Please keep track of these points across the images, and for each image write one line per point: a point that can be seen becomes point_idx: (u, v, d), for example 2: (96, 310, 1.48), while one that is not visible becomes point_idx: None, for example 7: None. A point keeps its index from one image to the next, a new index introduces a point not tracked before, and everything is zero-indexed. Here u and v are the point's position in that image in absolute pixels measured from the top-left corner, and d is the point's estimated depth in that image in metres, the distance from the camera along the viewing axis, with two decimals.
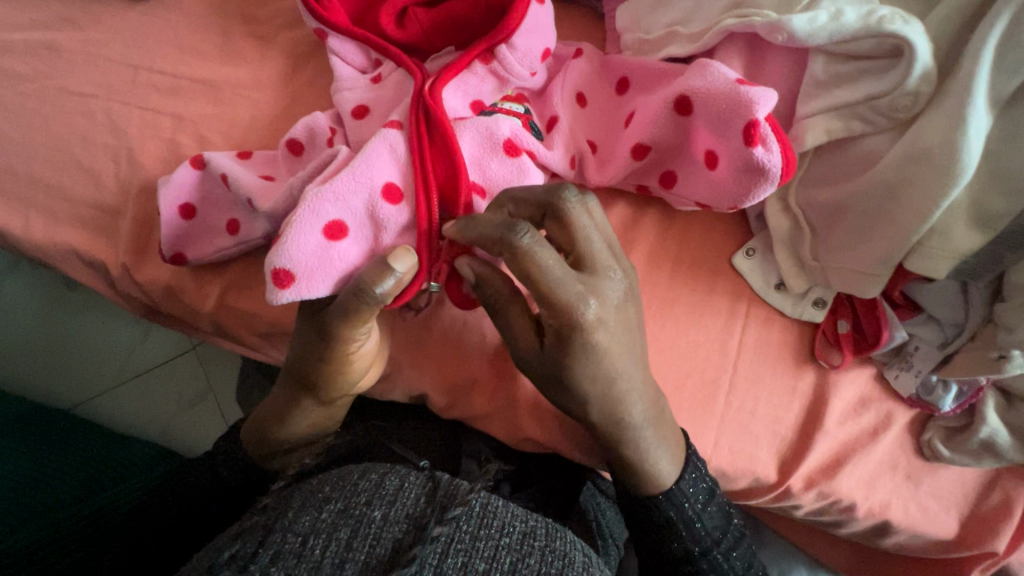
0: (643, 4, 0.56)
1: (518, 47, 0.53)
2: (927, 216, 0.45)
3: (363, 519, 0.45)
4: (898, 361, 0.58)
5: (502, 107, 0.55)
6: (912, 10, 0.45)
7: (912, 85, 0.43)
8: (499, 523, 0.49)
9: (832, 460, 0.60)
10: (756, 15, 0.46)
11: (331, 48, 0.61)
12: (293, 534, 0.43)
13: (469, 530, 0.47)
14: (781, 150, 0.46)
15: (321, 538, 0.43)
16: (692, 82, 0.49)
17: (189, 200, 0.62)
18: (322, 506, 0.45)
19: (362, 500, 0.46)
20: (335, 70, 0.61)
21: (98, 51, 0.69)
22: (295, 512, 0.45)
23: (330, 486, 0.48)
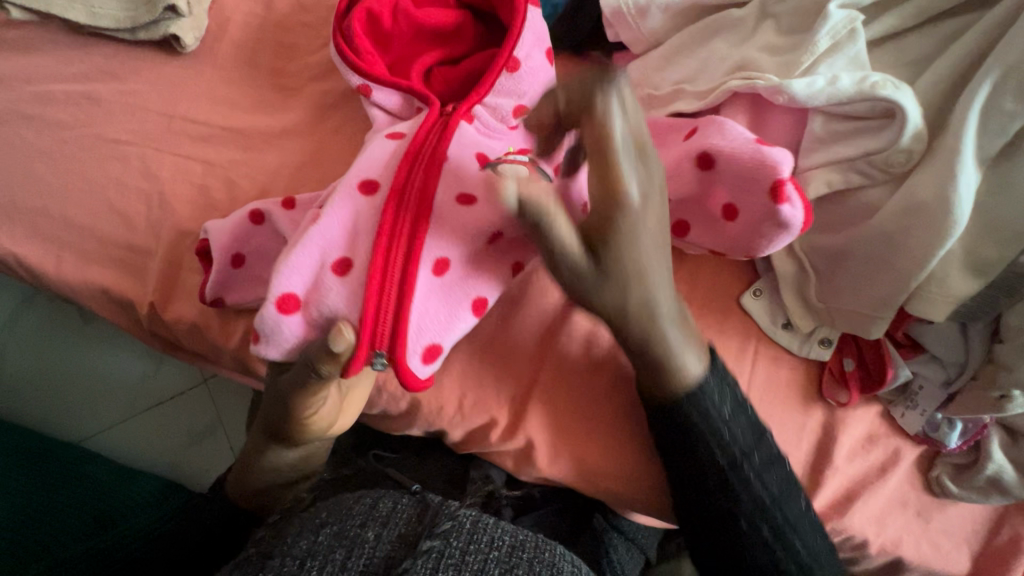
0: (651, 62, 0.59)
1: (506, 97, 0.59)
2: (925, 263, 0.48)
3: (357, 540, 0.48)
4: (904, 400, 0.60)
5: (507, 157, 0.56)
6: (903, 74, 0.49)
7: (904, 144, 0.47)
8: (487, 538, 0.50)
9: (843, 496, 0.62)
10: (758, 78, 0.50)
11: (372, 98, 0.63)
12: (290, 557, 0.46)
13: (459, 546, 0.49)
14: (803, 205, 0.49)
15: (316, 559, 0.46)
16: (713, 138, 0.51)
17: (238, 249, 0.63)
18: (318, 529, 0.48)
19: (356, 522, 0.49)
20: (373, 119, 0.63)
21: (133, 101, 0.73)
22: (294, 537, 0.48)
23: (327, 512, 0.50)
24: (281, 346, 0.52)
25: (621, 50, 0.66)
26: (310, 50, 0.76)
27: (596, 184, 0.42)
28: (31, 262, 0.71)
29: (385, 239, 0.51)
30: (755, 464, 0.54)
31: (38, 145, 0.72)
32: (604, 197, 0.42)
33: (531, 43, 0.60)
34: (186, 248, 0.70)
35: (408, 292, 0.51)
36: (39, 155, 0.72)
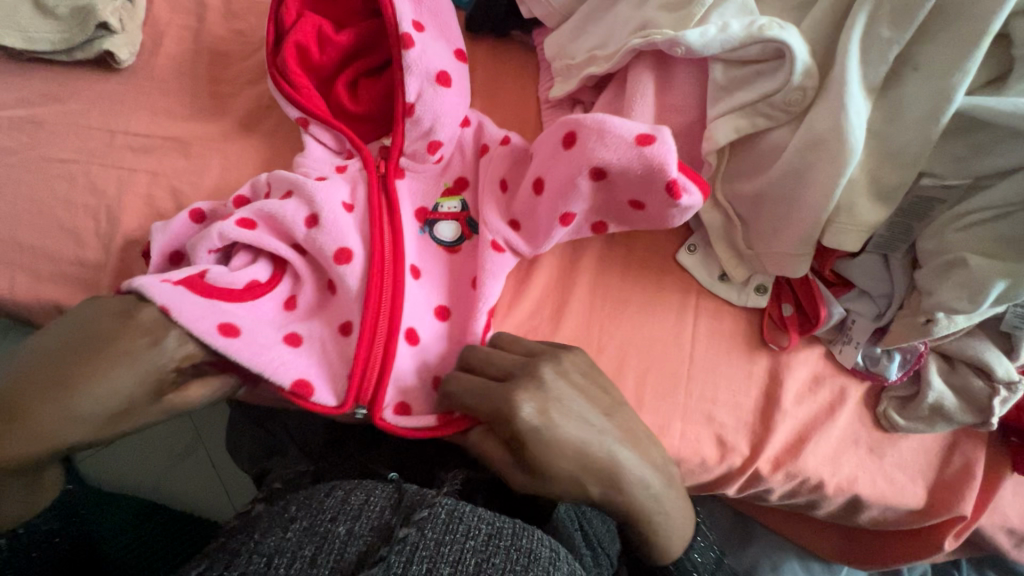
0: (565, 34, 0.62)
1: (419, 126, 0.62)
2: (831, 195, 0.49)
3: (328, 535, 0.47)
4: (840, 337, 0.62)
5: (442, 207, 0.63)
6: (792, 17, 0.51)
7: (797, 81, 0.48)
8: (464, 527, 0.51)
9: (795, 440, 0.62)
10: (656, 33, 0.52)
11: (312, 133, 0.65)
12: (258, 554, 0.44)
13: (434, 536, 0.49)
14: (699, 190, 0.53)
15: (286, 556, 0.44)
16: (602, 152, 0.53)
17: (180, 248, 0.64)
18: (287, 524, 0.47)
19: (327, 517, 0.48)
20: (309, 150, 0.65)
21: (77, 121, 0.75)
22: (260, 534, 0.47)
23: (296, 506, 0.49)
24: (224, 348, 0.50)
25: (540, 28, 0.68)
26: (246, 57, 0.78)
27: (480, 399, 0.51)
28: None
29: (370, 303, 0.55)
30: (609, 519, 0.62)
31: None
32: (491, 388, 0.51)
33: (421, 83, 0.61)
34: (135, 258, 0.71)
35: (388, 330, 0.55)
36: None
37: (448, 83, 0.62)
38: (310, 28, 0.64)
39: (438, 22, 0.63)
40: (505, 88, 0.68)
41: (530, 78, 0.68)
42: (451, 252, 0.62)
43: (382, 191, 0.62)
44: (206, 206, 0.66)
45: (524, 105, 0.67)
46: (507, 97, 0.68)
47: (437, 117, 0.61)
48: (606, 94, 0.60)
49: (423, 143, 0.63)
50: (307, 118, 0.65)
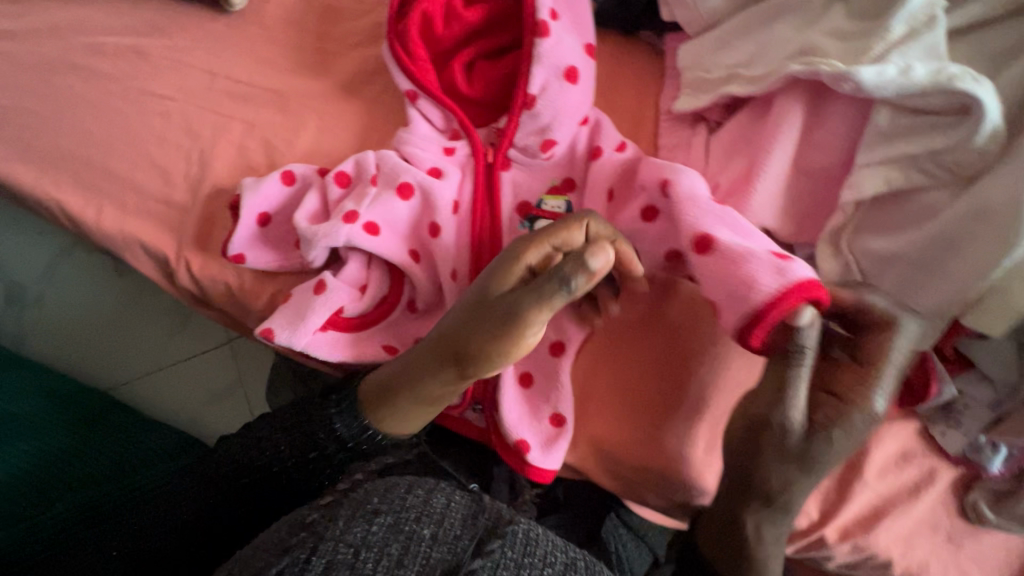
0: (706, 45, 0.58)
1: (540, 120, 0.59)
2: (986, 274, 0.45)
3: (413, 536, 0.46)
4: (944, 417, 0.57)
5: (545, 204, 0.60)
6: (982, 69, 0.46)
7: (979, 142, 0.44)
8: (543, 552, 0.48)
9: (869, 513, 0.59)
10: (823, 64, 0.47)
11: (420, 109, 0.62)
12: (345, 544, 0.44)
13: (513, 558, 0.46)
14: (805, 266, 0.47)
15: (372, 552, 0.44)
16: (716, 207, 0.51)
17: (269, 210, 0.64)
18: (372, 518, 0.46)
19: (411, 517, 0.47)
20: (414, 125, 0.62)
21: (179, 57, 0.74)
22: (348, 520, 0.46)
23: (380, 498, 0.48)
24: (318, 343, 0.58)
25: (675, 32, 0.63)
26: (355, 16, 0.75)
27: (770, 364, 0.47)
28: (70, 209, 0.72)
29: None
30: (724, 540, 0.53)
31: (88, 95, 0.74)
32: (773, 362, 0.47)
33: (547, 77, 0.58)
34: (220, 207, 0.70)
35: None
36: (87, 105, 0.74)
37: (574, 79, 0.58)
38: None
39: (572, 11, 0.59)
40: (624, 91, 0.64)
41: (652, 83, 0.64)
42: None
43: (487, 192, 0.61)
44: (296, 167, 0.64)
45: (641, 112, 0.63)
46: (625, 101, 0.64)
47: (556, 116, 0.58)
48: (740, 115, 0.56)
49: (535, 139, 0.60)
50: (418, 92, 0.62)
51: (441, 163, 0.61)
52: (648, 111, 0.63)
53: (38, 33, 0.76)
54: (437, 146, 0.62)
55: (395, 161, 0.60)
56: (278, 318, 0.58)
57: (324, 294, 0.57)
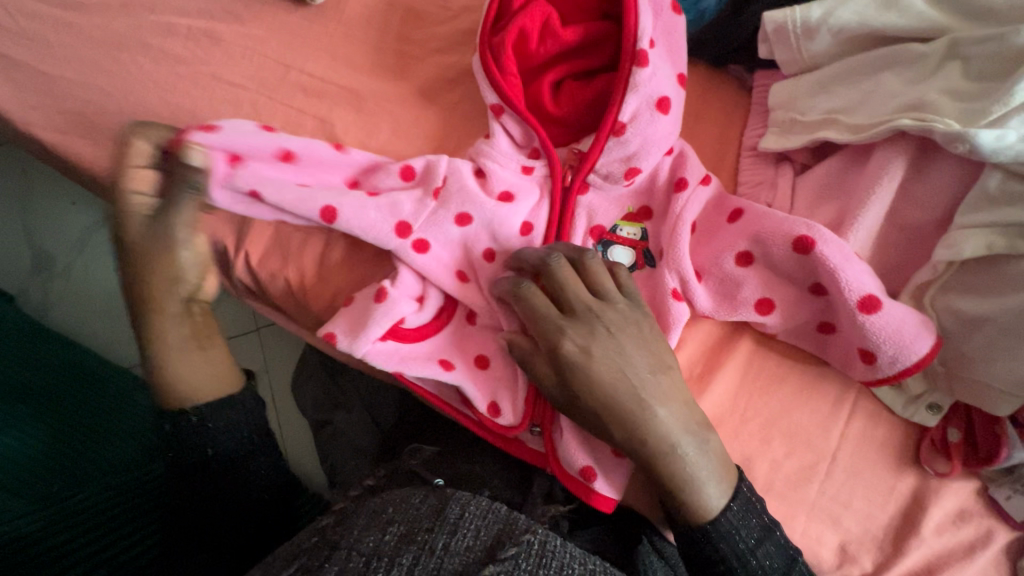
0: (803, 86, 0.57)
1: (626, 147, 0.58)
2: None
3: (426, 545, 0.47)
4: (1010, 481, 0.57)
5: (620, 230, 0.59)
6: None
7: None
8: (557, 563, 0.48)
9: (922, 570, 0.59)
10: (937, 121, 0.47)
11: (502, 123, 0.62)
12: (357, 552, 0.45)
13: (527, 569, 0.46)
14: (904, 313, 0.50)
15: (384, 560, 0.45)
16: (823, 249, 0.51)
17: None
18: (385, 528, 0.48)
19: (425, 527, 0.48)
20: (494, 139, 0.62)
21: (253, 46, 0.73)
22: (361, 531, 0.48)
23: (393, 510, 0.51)
24: (377, 351, 0.57)
25: (766, 70, 0.63)
26: (435, 20, 0.74)
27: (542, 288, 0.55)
28: None
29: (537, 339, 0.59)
30: (735, 508, 0.51)
31: (156, 76, 0.73)
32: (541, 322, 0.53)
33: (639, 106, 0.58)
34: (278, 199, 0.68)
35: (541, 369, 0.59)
36: (154, 86, 0.72)
37: (665, 111, 0.57)
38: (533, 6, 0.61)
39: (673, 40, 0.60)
40: (709, 123, 0.63)
41: (737, 118, 0.63)
42: None
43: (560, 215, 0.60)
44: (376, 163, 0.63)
45: (725, 145, 0.62)
46: (709, 133, 0.63)
47: (643, 146, 0.58)
48: (832, 161, 0.56)
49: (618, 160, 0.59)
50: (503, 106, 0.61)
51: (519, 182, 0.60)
52: (732, 146, 0.62)
53: (110, 8, 0.75)
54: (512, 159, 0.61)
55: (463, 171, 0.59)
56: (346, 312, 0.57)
57: (387, 304, 0.56)
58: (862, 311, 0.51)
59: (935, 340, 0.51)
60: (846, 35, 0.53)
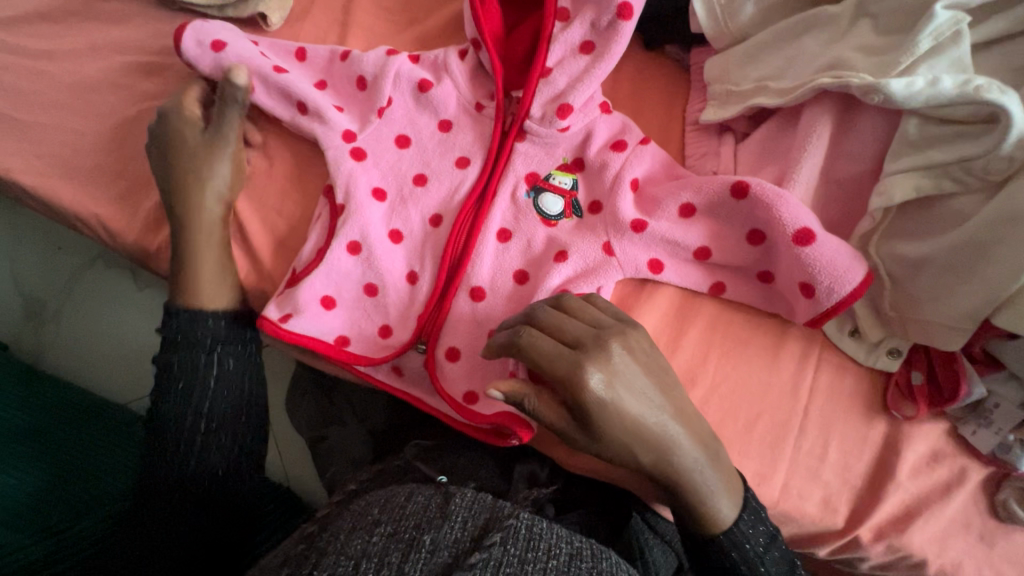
0: (733, 57, 0.60)
1: (546, 141, 0.64)
2: (1019, 275, 0.46)
3: (414, 543, 0.45)
4: (975, 417, 0.59)
5: (554, 180, 0.64)
6: (1006, 79, 0.48)
7: (1006, 150, 0.45)
8: (545, 545, 0.48)
9: (903, 512, 0.60)
10: (852, 76, 0.49)
11: (447, 135, 0.67)
12: (345, 557, 0.43)
13: (517, 553, 0.46)
14: (828, 251, 0.53)
15: (374, 562, 0.43)
16: (755, 190, 0.56)
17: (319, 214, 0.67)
18: (372, 529, 0.45)
19: (411, 524, 0.46)
20: (426, 151, 0.67)
21: None
22: (347, 536, 0.45)
23: (378, 511, 0.48)
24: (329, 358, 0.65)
25: (701, 47, 0.66)
26: (390, 32, 0.77)
27: (549, 348, 0.50)
28: (105, 222, 0.73)
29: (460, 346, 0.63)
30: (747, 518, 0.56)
31: (124, 111, 0.76)
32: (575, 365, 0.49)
33: (584, 104, 0.63)
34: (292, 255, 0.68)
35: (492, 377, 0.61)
36: (123, 121, 0.75)
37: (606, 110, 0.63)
38: (461, 77, 0.67)
39: (576, 90, 0.62)
40: (651, 104, 0.66)
41: (680, 96, 0.66)
42: (560, 259, 0.61)
43: (469, 221, 0.65)
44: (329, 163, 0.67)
45: (668, 123, 0.65)
46: (653, 110, 0.66)
47: (571, 147, 0.64)
48: (767, 126, 0.59)
49: (553, 197, 0.63)
50: (449, 122, 0.67)
51: (441, 205, 0.66)
52: (676, 120, 0.65)
53: (79, 52, 0.78)
54: (422, 206, 0.66)
55: (366, 211, 0.64)
56: (275, 314, 0.62)
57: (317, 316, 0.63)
58: (796, 244, 0.54)
59: (866, 273, 0.53)
60: (766, 3, 0.57)
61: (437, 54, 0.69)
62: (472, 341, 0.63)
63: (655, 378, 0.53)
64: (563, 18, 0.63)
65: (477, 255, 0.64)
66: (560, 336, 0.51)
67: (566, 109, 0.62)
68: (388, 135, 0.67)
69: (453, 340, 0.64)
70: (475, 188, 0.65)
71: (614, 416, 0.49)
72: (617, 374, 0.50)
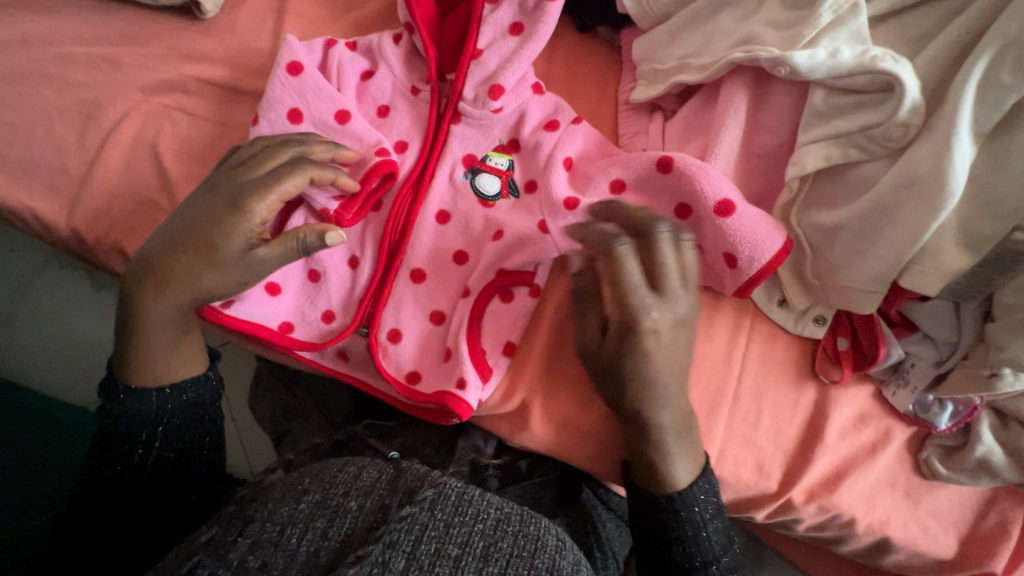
0: (658, 36, 0.61)
1: (481, 122, 0.65)
2: (919, 236, 0.49)
3: (340, 509, 0.47)
4: (895, 378, 0.61)
5: (490, 161, 0.65)
6: (904, 50, 0.50)
7: (902, 117, 0.48)
8: (474, 511, 0.49)
9: (832, 474, 0.62)
10: (761, 50, 0.51)
11: (384, 119, 0.67)
12: (271, 523, 0.45)
13: (443, 518, 0.48)
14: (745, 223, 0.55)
15: (298, 527, 0.45)
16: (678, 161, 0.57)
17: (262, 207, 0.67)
18: (300, 496, 0.47)
19: (339, 492, 0.48)
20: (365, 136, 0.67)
21: (154, 64, 0.76)
22: (275, 503, 0.47)
23: (309, 478, 0.49)
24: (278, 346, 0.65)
25: (630, 28, 0.67)
26: (329, 20, 0.77)
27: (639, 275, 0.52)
28: (44, 216, 0.73)
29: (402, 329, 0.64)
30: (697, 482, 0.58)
31: (58, 103, 0.75)
32: (622, 308, 0.52)
33: (517, 85, 0.64)
34: None
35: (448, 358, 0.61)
36: (58, 113, 0.74)
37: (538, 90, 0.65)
38: (396, 61, 0.68)
39: (506, 71, 0.63)
40: (584, 85, 0.67)
41: (612, 76, 0.68)
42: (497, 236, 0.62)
43: (409, 205, 0.65)
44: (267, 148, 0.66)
45: (601, 103, 0.67)
46: (586, 91, 0.67)
47: (506, 128, 0.65)
48: (691, 103, 0.60)
49: (490, 177, 0.64)
50: (386, 107, 0.68)
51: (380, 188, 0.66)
52: (609, 100, 0.67)
53: (9, 45, 0.77)
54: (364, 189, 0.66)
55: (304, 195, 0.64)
56: (218, 303, 0.61)
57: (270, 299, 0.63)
58: (717, 216, 0.55)
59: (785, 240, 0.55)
60: None
61: (371, 40, 0.69)
62: (416, 321, 0.64)
63: (677, 344, 0.54)
64: (492, 0, 0.65)
65: (416, 237, 0.64)
66: (649, 269, 0.52)
67: (497, 91, 0.63)
68: (329, 115, 0.65)
69: (395, 322, 0.64)
70: (413, 170, 0.65)
71: (651, 366, 0.54)
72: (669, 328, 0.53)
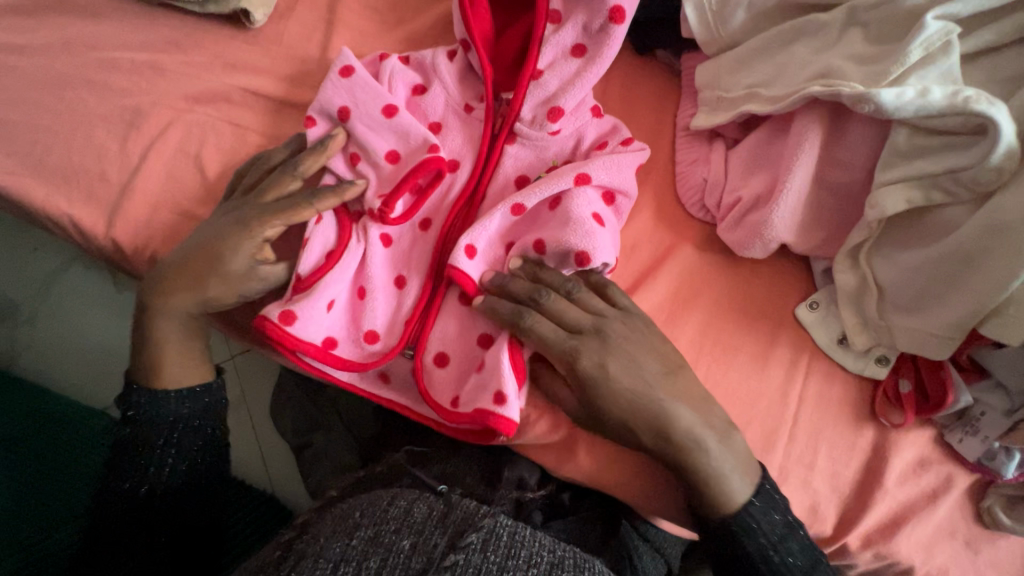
0: (724, 64, 0.60)
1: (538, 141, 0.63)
2: (1005, 285, 0.46)
3: (393, 548, 0.44)
4: (961, 425, 0.59)
5: None
6: (994, 91, 0.49)
7: (995, 161, 0.46)
8: (526, 554, 0.47)
9: (891, 520, 0.60)
10: (842, 86, 0.49)
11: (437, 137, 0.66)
12: (324, 558, 0.42)
13: (496, 561, 0.45)
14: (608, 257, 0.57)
15: (353, 565, 0.42)
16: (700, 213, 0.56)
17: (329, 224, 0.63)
18: (352, 531, 0.45)
19: (392, 528, 0.46)
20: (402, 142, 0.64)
21: (198, 73, 0.74)
22: (327, 538, 0.45)
23: (361, 513, 0.48)
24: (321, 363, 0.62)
25: (691, 52, 0.66)
26: (380, 36, 0.77)
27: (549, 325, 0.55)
28: (81, 223, 0.71)
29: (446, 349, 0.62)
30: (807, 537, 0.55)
31: (100, 109, 0.73)
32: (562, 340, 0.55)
33: (575, 109, 0.62)
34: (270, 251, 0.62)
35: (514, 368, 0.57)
36: (99, 119, 0.73)
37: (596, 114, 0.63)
38: (451, 79, 0.66)
39: (565, 94, 0.62)
40: (641, 108, 0.66)
41: (670, 101, 0.66)
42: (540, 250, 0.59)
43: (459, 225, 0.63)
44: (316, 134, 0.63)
45: (659, 129, 0.65)
46: (643, 115, 0.66)
47: (562, 150, 0.63)
48: (757, 133, 0.59)
49: None
50: (438, 125, 0.66)
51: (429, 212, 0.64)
52: (667, 126, 0.65)
53: (52, 48, 0.75)
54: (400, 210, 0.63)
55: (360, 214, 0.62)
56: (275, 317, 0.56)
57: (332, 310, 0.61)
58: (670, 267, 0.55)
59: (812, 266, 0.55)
60: (757, 10, 0.57)
61: (425, 55, 0.67)
62: (463, 344, 0.61)
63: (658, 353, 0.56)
64: (554, 21, 0.63)
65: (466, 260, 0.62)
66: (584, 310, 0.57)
67: (556, 113, 0.62)
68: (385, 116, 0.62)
69: (442, 345, 0.62)
70: (466, 192, 0.63)
71: (618, 392, 0.53)
72: (596, 355, 0.54)
